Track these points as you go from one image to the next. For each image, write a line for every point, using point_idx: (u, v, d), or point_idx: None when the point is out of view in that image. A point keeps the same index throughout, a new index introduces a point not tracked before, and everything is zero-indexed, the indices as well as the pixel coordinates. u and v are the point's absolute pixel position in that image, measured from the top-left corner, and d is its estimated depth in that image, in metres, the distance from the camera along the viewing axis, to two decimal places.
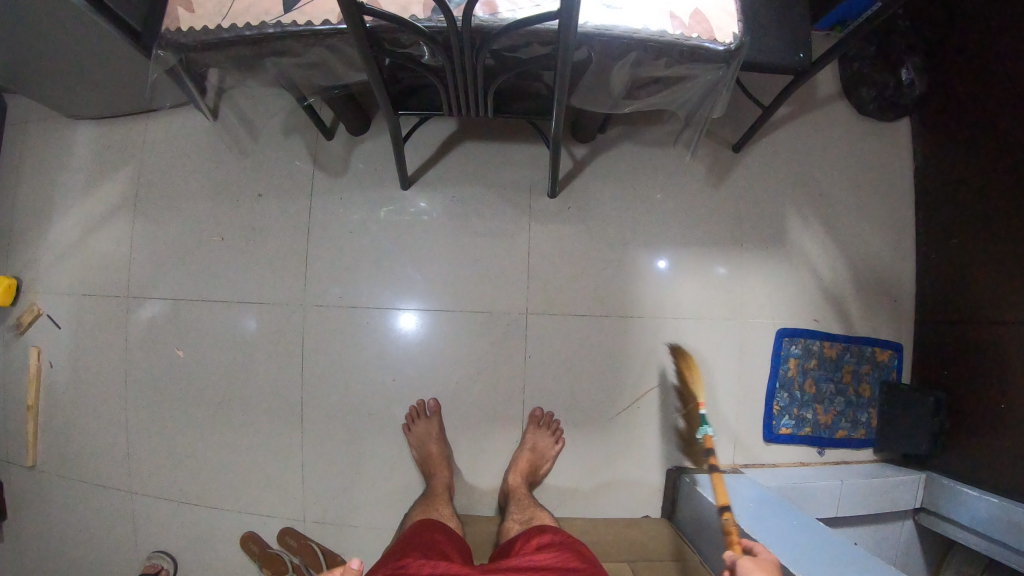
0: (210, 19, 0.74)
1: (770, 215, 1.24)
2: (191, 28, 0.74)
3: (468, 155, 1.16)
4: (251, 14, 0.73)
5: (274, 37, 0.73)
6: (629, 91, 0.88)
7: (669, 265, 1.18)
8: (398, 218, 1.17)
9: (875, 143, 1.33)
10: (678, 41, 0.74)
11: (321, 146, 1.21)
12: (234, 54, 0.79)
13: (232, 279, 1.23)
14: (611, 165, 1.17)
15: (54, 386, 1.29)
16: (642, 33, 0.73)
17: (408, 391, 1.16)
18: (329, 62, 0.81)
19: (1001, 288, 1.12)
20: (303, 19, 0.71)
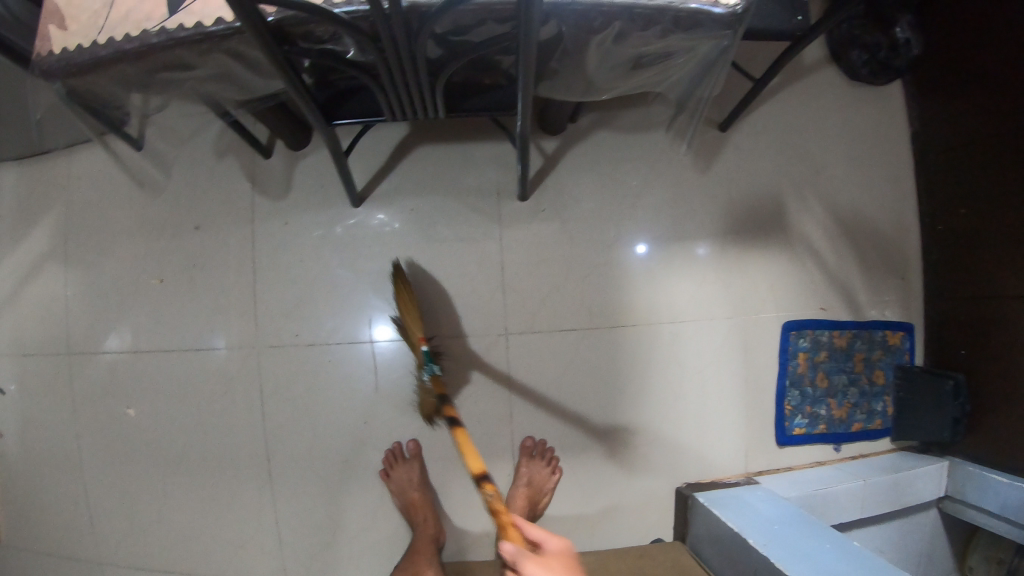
0: (85, 34, 0.69)
1: (764, 197, 1.13)
2: (63, 49, 0.70)
3: (425, 162, 1.03)
4: (130, 22, 0.68)
5: (159, 46, 0.67)
6: (608, 76, 0.77)
7: (659, 262, 1.06)
8: (352, 238, 1.04)
9: (871, 109, 1.22)
10: (671, 6, 0.64)
11: (260, 166, 1.08)
12: (127, 77, 0.73)
13: (178, 323, 1.10)
14: (586, 160, 1.05)
15: (5, 458, 1.17)
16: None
17: (384, 431, 1.04)
18: (236, 72, 0.73)
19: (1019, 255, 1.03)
20: (190, 20, 0.65)
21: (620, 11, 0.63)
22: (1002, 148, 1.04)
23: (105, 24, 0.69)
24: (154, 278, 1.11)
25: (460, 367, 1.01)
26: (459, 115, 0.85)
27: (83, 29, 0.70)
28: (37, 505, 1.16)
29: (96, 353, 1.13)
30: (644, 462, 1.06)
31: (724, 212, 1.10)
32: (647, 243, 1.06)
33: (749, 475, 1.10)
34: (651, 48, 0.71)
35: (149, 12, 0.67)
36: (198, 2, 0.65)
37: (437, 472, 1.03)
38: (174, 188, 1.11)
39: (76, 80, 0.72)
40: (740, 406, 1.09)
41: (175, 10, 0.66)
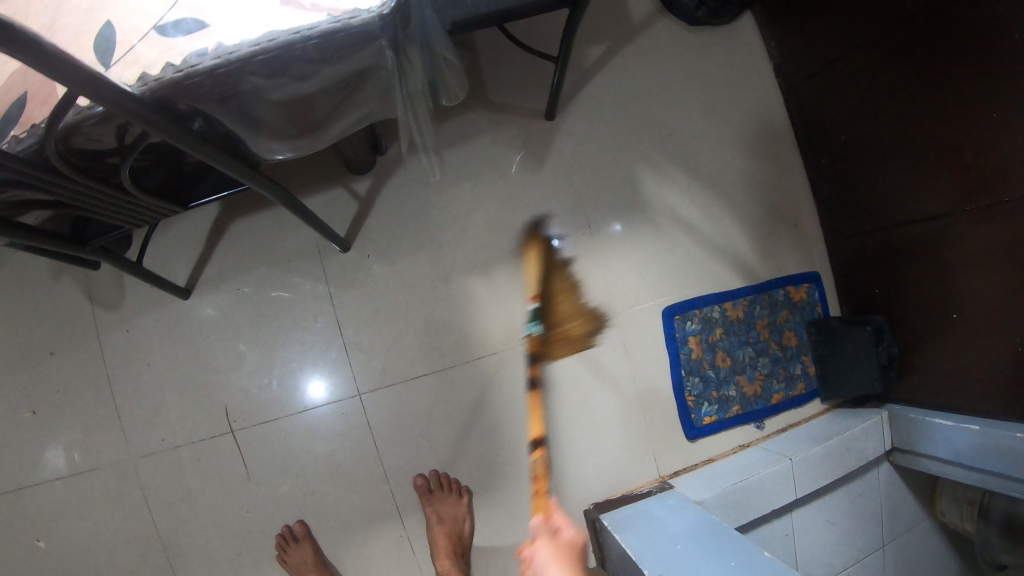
0: None
1: (615, 179, 1.04)
2: None
3: (241, 237, 0.99)
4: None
5: None
6: (329, 108, 0.68)
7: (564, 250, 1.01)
8: (193, 329, 1.01)
9: (718, 52, 1.12)
10: (301, 37, 0.55)
11: (93, 279, 1.05)
12: None
13: (47, 452, 1.06)
14: (407, 192, 0.98)
15: None
16: (240, 48, 0.54)
17: (268, 520, 1.00)
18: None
19: (908, 169, 0.92)
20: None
21: (253, 65, 0.55)
22: (874, 47, 0.90)
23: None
24: (24, 410, 1.07)
25: (326, 437, 0.98)
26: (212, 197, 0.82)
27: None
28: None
29: None
30: (546, 491, 0.99)
31: (570, 207, 1.02)
32: (563, 234, 1.01)
33: (663, 479, 1.02)
34: (336, 75, 0.62)
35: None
36: None
37: (330, 549, 0.98)
38: (13, 320, 1.08)
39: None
40: (635, 411, 1.02)
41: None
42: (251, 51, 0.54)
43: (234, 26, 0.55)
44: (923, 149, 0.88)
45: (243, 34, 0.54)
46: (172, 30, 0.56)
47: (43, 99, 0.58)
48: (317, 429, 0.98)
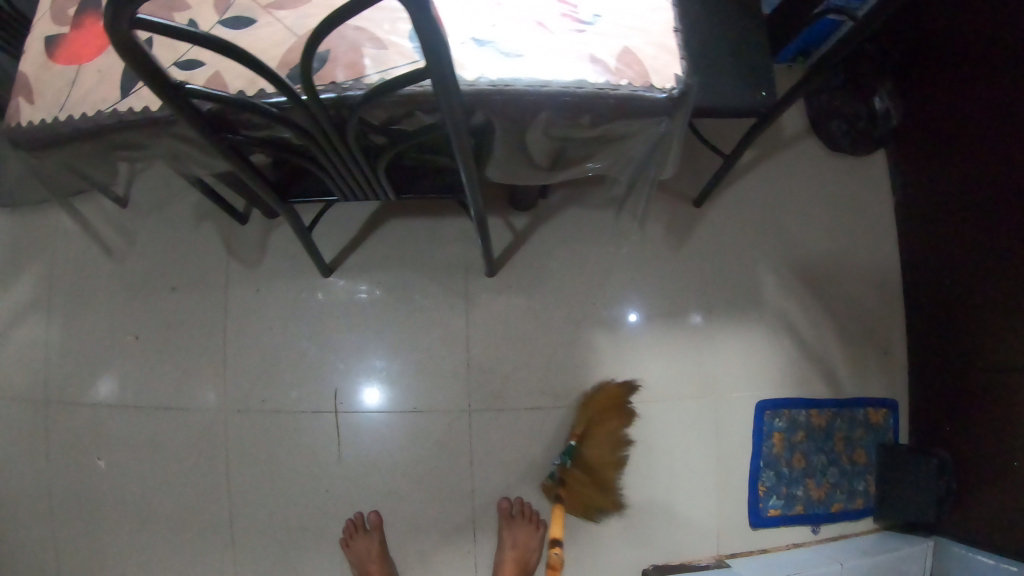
0: (47, 112, 0.72)
1: (738, 270, 1.11)
2: (29, 121, 0.72)
3: (393, 233, 1.04)
4: (87, 103, 0.70)
5: (114, 127, 0.68)
6: (562, 156, 0.74)
7: (638, 319, 1.06)
8: (320, 307, 1.05)
9: (849, 179, 1.21)
10: (604, 91, 0.62)
11: (236, 233, 1.09)
12: (87, 154, 0.74)
13: (146, 381, 1.11)
14: (557, 235, 1.06)
15: None
16: (553, 86, 0.60)
17: (338, 505, 1.03)
18: (188, 150, 0.74)
19: (994, 318, 1.01)
20: (138, 104, 0.67)
21: (552, 104, 0.61)
22: (999, 213, 0.98)
23: (66, 103, 0.71)
24: (131, 334, 1.12)
25: (421, 441, 1.02)
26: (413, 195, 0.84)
27: (42, 111, 0.72)
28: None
29: (64, 404, 1.17)
30: (610, 540, 1.03)
31: (695, 286, 1.09)
32: (637, 312, 1.07)
33: (720, 557, 1.06)
34: (600, 132, 0.68)
35: (106, 94, 0.69)
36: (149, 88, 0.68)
37: (395, 547, 1.01)
38: (146, 251, 1.12)
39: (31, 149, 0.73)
40: (710, 489, 1.06)
41: (128, 94, 0.69)
42: (559, 91, 0.61)
43: (546, 63, 0.62)
44: (1010, 308, 0.97)
45: (556, 73, 0.61)
46: (488, 46, 0.61)
47: (349, 63, 0.60)
48: (415, 431, 1.02)
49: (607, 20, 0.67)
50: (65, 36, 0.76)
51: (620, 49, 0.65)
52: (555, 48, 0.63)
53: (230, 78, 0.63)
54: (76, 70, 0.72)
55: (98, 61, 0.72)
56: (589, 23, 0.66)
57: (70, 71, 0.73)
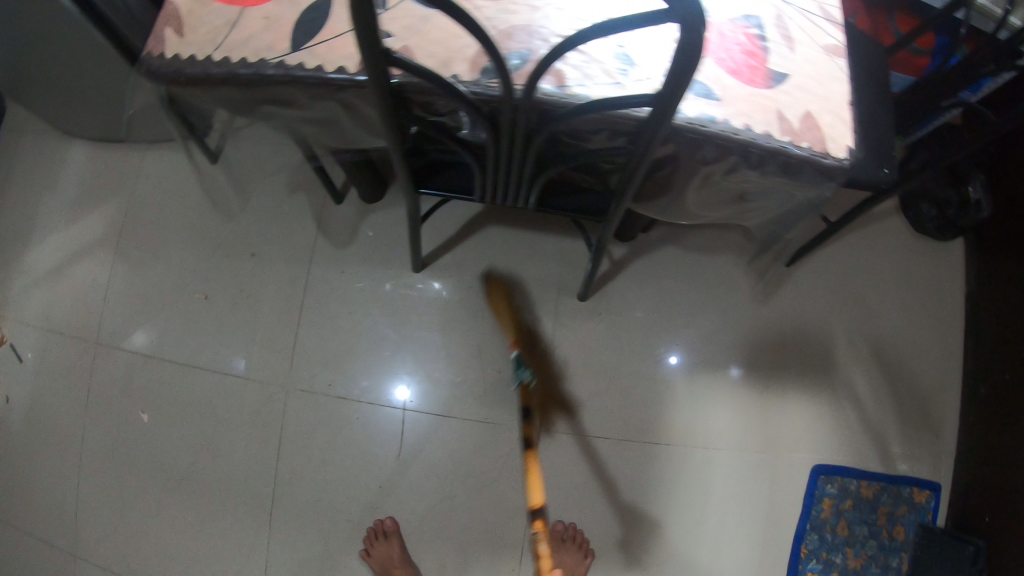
0: (200, 48, 0.65)
1: (814, 335, 1.14)
2: (175, 56, 0.66)
3: (492, 238, 1.08)
4: (247, 48, 0.63)
5: (272, 80, 0.61)
6: (710, 203, 0.78)
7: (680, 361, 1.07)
8: (405, 301, 1.05)
9: (927, 262, 1.22)
10: (786, 148, 0.65)
11: (329, 210, 1.10)
12: (228, 102, 0.68)
13: (205, 340, 1.10)
14: (650, 270, 1.09)
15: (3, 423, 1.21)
16: (745, 134, 0.64)
17: (384, 501, 1.02)
18: (344, 121, 0.68)
19: None
20: (311, 62, 0.60)
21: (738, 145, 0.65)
22: None
23: (222, 42, 0.64)
24: (198, 294, 1.11)
25: (482, 452, 1.02)
26: (551, 209, 0.80)
27: (193, 48, 0.66)
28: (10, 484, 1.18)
29: (114, 350, 1.17)
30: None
31: (768, 340, 1.11)
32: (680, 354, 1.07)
33: None
34: (759, 186, 0.72)
35: (271, 42, 0.62)
36: (323, 45, 0.61)
37: (436, 554, 1.00)
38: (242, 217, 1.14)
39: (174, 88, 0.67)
40: (757, 547, 1.05)
41: (298, 48, 0.61)
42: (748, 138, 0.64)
43: (738, 111, 0.65)
44: None
45: (746, 122, 0.64)
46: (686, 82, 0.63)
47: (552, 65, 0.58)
48: (476, 441, 1.02)
49: (790, 79, 0.70)
50: None
51: (802, 111, 0.68)
52: (745, 99, 0.66)
53: (422, 55, 0.58)
54: (238, 10, 0.66)
55: (264, 5, 0.65)
56: (780, 80, 0.69)
57: (231, 11, 0.67)
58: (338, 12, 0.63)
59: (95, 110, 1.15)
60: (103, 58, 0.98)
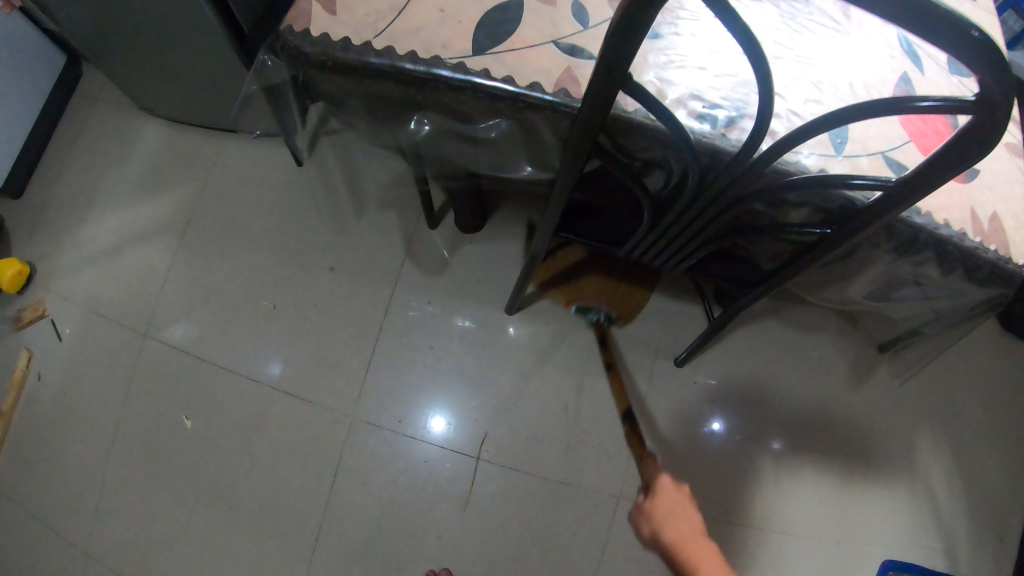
0: (355, 30, 0.55)
1: (908, 428, 1.03)
2: (324, 35, 0.55)
3: (589, 286, 1.05)
4: (418, 40, 0.54)
5: (449, 84, 0.52)
6: (866, 290, 0.79)
7: (724, 428, 1.00)
8: (497, 341, 1.02)
9: None
10: (977, 250, 0.63)
11: (418, 235, 1.08)
12: (374, 100, 0.58)
13: (267, 348, 1.05)
14: (751, 343, 1.05)
15: (34, 402, 1.17)
16: (943, 230, 0.62)
17: (438, 550, 0.94)
18: (505, 141, 0.60)
19: None
20: (501, 69, 0.52)
21: (935, 239, 0.63)
22: None
23: (385, 30, 0.54)
24: (267, 301, 1.08)
25: (551, 513, 0.94)
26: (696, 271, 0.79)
27: (347, 28, 0.56)
28: (28, 463, 1.14)
29: (165, 344, 1.11)
30: None
31: (869, 429, 1.02)
32: (723, 421, 1.00)
33: None
34: (931, 277, 0.70)
35: (447, 39, 0.54)
36: (515, 52, 0.53)
37: None
38: (329, 230, 1.10)
39: (309, 72, 0.57)
40: None
41: (482, 52, 0.53)
42: (947, 235, 0.62)
43: (936, 204, 0.63)
44: None
45: (946, 218, 0.63)
46: (895, 162, 0.60)
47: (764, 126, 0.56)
48: (544, 501, 0.95)
49: (983, 175, 0.67)
50: None
51: (991, 211, 0.65)
52: (944, 192, 0.64)
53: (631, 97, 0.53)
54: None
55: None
56: (974, 176, 0.66)
57: None
58: (529, 16, 0.55)
59: (187, 95, 1.12)
60: (208, 44, 0.94)
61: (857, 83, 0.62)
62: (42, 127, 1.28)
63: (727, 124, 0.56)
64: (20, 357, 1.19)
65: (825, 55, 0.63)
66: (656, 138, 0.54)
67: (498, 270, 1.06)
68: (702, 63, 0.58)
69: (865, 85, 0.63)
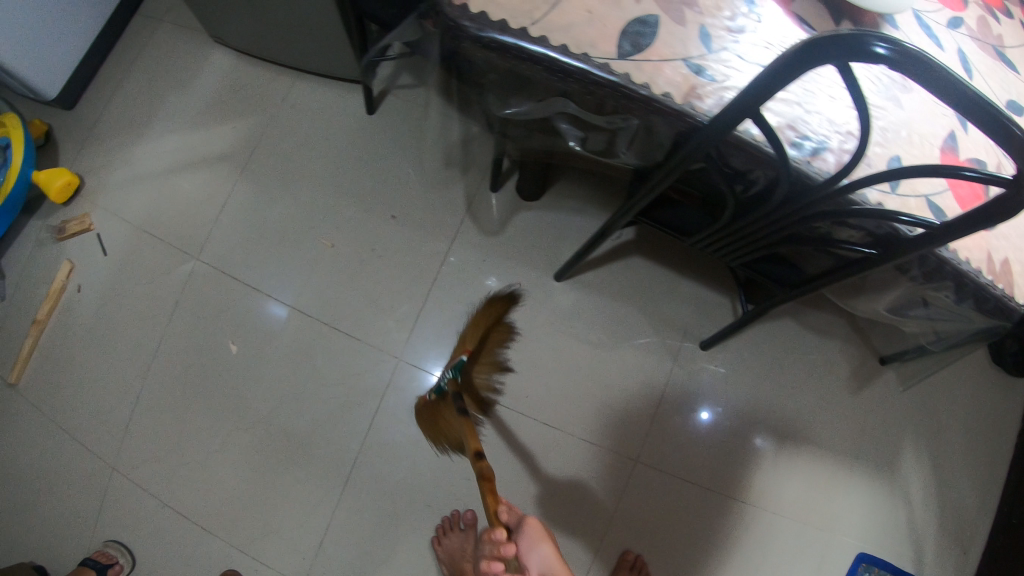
0: (512, 17, 0.65)
1: (891, 433, 1.15)
2: (484, 14, 0.65)
3: (632, 267, 1.14)
4: (569, 36, 0.65)
5: (592, 80, 0.64)
6: (883, 306, 0.92)
7: (709, 417, 1.11)
8: (543, 307, 1.11)
9: None
10: (988, 287, 0.75)
11: (481, 195, 1.14)
12: (514, 78, 0.69)
13: (321, 288, 1.12)
14: (767, 336, 1.16)
15: (75, 310, 1.21)
16: (963, 265, 0.74)
17: (466, 490, 1.05)
18: (619, 134, 0.73)
19: None
20: (640, 76, 0.64)
21: (953, 271, 0.74)
22: None
23: (541, 19, 0.65)
24: (325, 240, 1.13)
25: (575, 468, 1.07)
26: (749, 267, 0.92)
27: (505, 12, 0.65)
28: (67, 369, 1.19)
29: (216, 271, 1.16)
30: None
31: (856, 427, 1.14)
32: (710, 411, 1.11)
33: None
34: (942, 300, 0.83)
35: (594, 39, 0.65)
36: (651, 63, 0.65)
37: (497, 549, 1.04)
38: (390, 181, 1.15)
39: (463, 48, 0.67)
40: None
41: (624, 56, 0.65)
42: (961, 269, 0.74)
43: (961, 242, 0.74)
44: None
45: (967, 257, 0.74)
46: (936, 205, 0.71)
47: (841, 155, 0.67)
48: (566, 458, 1.07)
49: (1000, 226, 0.78)
50: None
51: (1004, 257, 0.76)
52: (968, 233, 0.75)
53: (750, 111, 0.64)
54: None
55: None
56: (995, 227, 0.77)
57: None
58: (662, 34, 0.67)
59: (264, 33, 1.16)
60: None
61: (913, 133, 0.74)
62: (103, 42, 1.30)
63: (812, 153, 0.67)
64: (60, 268, 1.22)
65: (891, 106, 0.75)
66: (759, 155, 0.65)
67: (550, 237, 1.12)
68: (799, 98, 0.68)
69: (919, 136, 0.74)
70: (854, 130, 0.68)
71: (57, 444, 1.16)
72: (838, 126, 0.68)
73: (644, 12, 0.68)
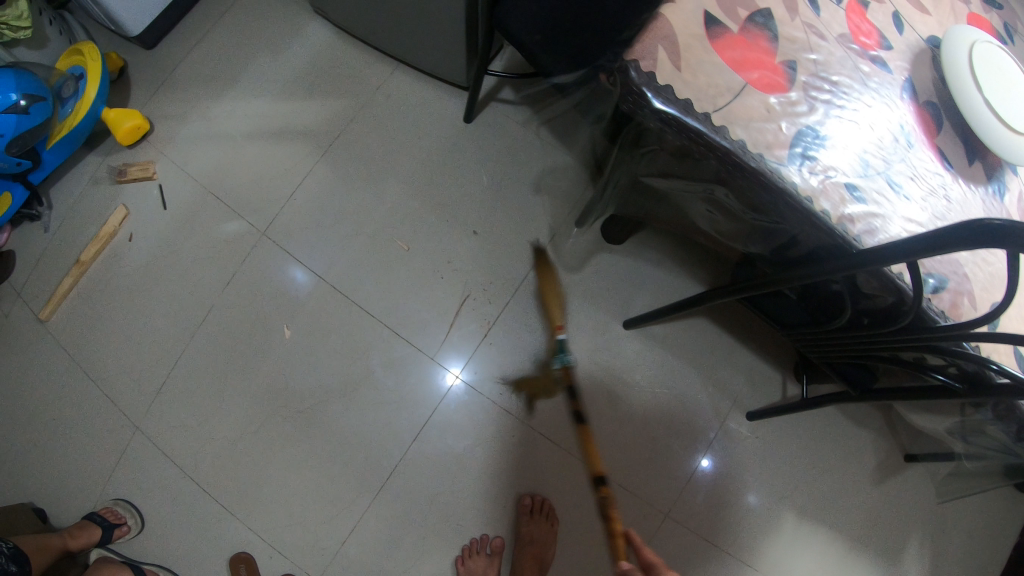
0: (690, 100, 0.65)
1: (905, 531, 1.17)
2: (672, 90, 0.65)
3: (694, 327, 1.17)
4: (749, 130, 0.65)
5: (757, 180, 0.65)
6: (940, 423, 0.96)
7: (711, 464, 1.14)
8: (605, 348, 1.14)
9: None
10: None
11: (564, 229, 1.16)
12: (677, 155, 0.69)
13: (392, 291, 1.13)
14: (806, 416, 1.19)
15: (121, 259, 1.17)
16: None
17: (497, 518, 1.07)
18: (755, 230, 0.75)
19: None
20: (806, 189, 0.65)
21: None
22: None
23: (723, 107, 0.65)
24: (401, 243, 1.15)
25: None
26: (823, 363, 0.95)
27: (690, 92, 0.65)
28: (103, 318, 1.15)
29: (284, 252, 1.15)
30: None
31: (873, 518, 1.17)
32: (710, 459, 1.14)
33: None
34: (1002, 439, 0.84)
35: (770, 139, 0.66)
36: (812, 176, 0.66)
37: None
38: (478, 199, 1.17)
39: (638, 114, 0.67)
40: None
41: (793, 163, 0.66)
42: None
43: None
44: None
45: None
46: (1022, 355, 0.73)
47: (957, 296, 0.68)
48: (599, 500, 1.10)
49: None
50: (732, 33, 0.69)
51: None
52: None
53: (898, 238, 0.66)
54: (742, 83, 0.67)
55: (767, 96, 0.67)
56: None
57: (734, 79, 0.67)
58: (829, 147, 0.68)
59: (373, 22, 1.14)
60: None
61: None
62: None
63: (932, 290, 0.68)
64: (114, 213, 1.18)
65: None
66: (889, 284, 0.68)
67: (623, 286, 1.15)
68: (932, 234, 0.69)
69: None
70: (970, 274, 0.69)
71: (79, 394, 1.12)
72: (960, 266, 0.69)
73: (816, 122, 0.68)
